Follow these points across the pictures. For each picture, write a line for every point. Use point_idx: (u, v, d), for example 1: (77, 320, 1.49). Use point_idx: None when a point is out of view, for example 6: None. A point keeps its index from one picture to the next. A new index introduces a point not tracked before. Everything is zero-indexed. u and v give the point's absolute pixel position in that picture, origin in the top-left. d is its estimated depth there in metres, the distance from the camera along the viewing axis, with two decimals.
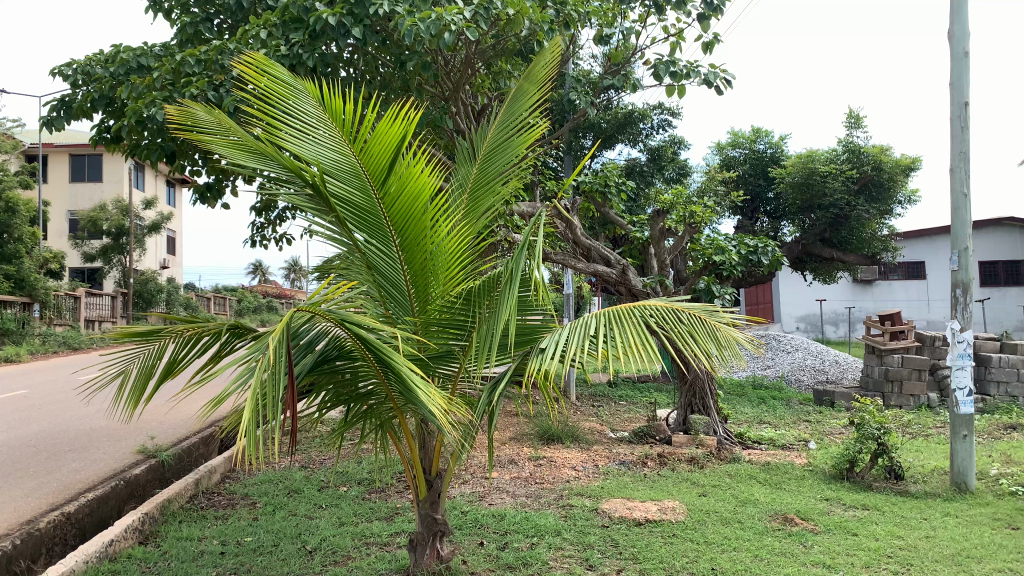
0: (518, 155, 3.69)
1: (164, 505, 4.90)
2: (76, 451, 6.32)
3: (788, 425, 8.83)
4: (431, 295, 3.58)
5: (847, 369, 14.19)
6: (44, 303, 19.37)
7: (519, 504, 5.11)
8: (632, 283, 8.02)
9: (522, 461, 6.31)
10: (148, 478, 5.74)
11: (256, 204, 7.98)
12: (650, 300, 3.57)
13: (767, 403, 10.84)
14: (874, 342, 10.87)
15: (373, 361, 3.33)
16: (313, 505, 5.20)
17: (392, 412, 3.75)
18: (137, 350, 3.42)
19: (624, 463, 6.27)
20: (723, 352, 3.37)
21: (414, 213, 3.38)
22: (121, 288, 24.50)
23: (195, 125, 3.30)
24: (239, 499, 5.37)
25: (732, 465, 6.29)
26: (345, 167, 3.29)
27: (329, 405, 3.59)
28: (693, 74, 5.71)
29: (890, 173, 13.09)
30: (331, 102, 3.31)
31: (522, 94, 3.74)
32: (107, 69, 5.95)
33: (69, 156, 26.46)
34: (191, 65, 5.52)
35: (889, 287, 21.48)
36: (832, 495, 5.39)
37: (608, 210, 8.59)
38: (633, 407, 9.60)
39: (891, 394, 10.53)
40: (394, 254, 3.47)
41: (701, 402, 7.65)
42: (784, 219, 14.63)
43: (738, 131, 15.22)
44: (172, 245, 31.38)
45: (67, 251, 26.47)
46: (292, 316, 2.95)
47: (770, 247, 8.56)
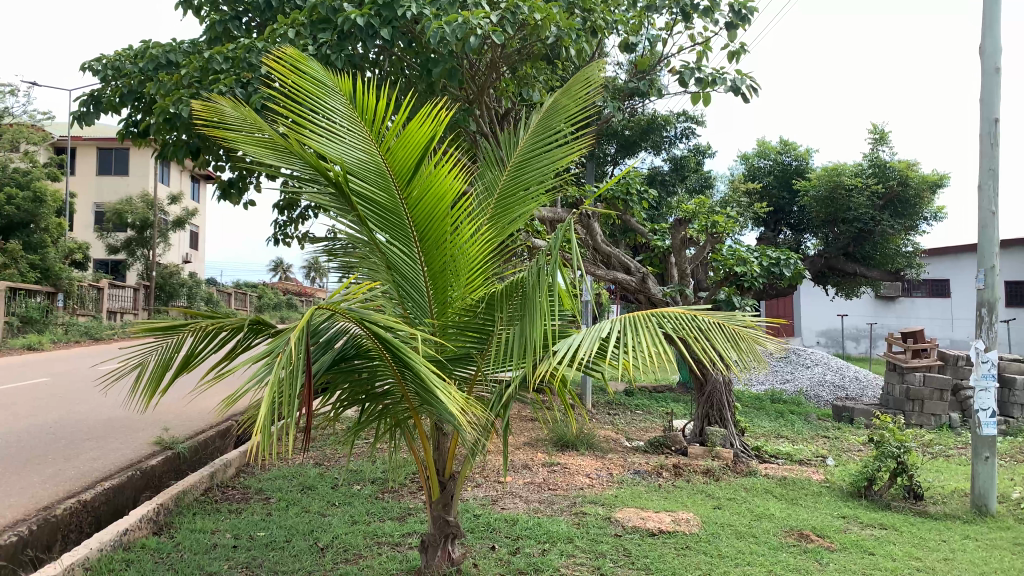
0: (550, 165, 3.71)
1: (179, 497, 4.93)
2: (95, 440, 6.37)
3: (806, 440, 8.73)
4: (450, 298, 3.59)
5: (867, 385, 14.05)
6: (68, 293, 19.58)
7: (531, 509, 5.09)
8: (651, 291, 8.07)
9: (536, 466, 6.27)
10: (163, 469, 5.78)
11: (279, 202, 8.00)
12: (668, 307, 3.54)
13: (784, 417, 10.73)
14: (896, 359, 10.72)
15: (390, 361, 3.33)
16: (326, 502, 5.21)
17: (407, 412, 3.74)
18: (156, 343, 3.45)
19: (638, 473, 6.22)
20: (744, 358, 3.37)
21: (437, 215, 3.38)
22: (144, 280, 24.72)
23: (220, 119, 3.31)
24: (253, 494, 5.39)
25: (748, 478, 6.22)
26: (370, 166, 3.30)
27: (345, 404, 3.60)
28: (720, 82, 5.63)
29: (916, 189, 12.92)
30: (363, 102, 3.33)
31: (560, 107, 3.81)
32: (136, 64, 5.95)
33: (97, 149, 26.79)
34: (219, 61, 5.55)
35: (912, 304, 21.33)
36: (849, 513, 5.31)
37: (629, 218, 8.56)
38: (649, 417, 9.52)
39: (911, 413, 10.38)
40: (414, 255, 3.48)
41: (718, 414, 7.56)
42: (808, 233, 14.47)
43: (764, 142, 15.02)
44: (195, 239, 31.64)
45: (92, 243, 26.76)
46: (312, 313, 2.92)
47: (792, 260, 8.45)
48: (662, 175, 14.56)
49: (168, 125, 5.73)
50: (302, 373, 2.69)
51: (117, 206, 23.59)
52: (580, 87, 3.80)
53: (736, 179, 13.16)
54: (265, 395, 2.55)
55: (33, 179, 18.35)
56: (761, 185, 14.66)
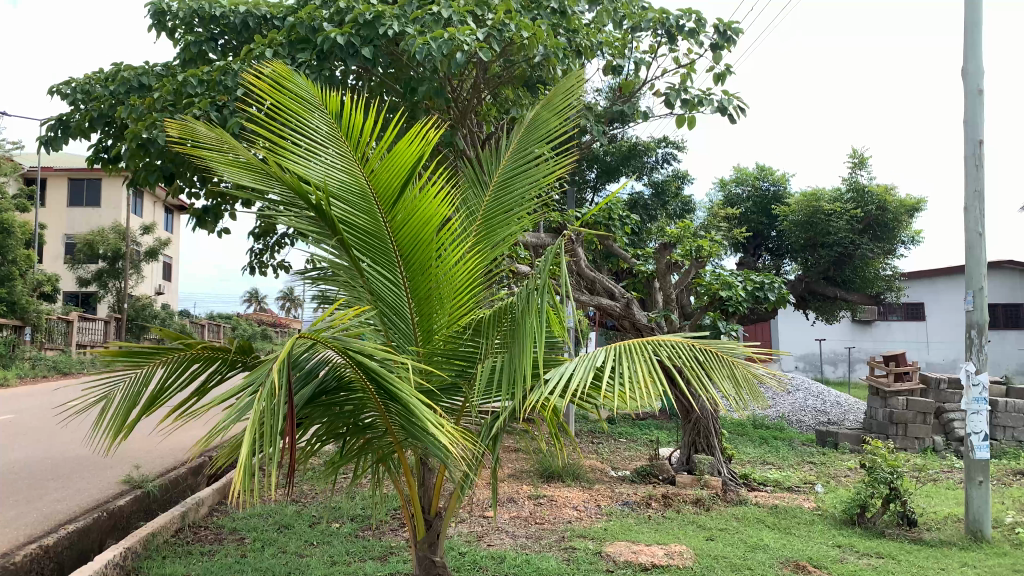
0: (535, 185, 3.62)
1: (148, 539, 4.69)
2: (60, 480, 6.09)
3: (793, 466, 8.63)
4: (435, 325, 3.45)
5: (849, 410, 14.01)
6: (36, 326, 19.12)
7: (519, 545, 4.91)
8: (636, 316, 8.05)
9: (522, 499, 6.08)
10: (132, 510, 5.53)
11: (254, 230, 7.80)
12: (664, 336, 3.43)
13: (769, 443, 10.63)
14: (878, 382, 10.68)
15: (374, 392, 3.17)
16: (304, 542, 5.00)
17: (392, 446, 3.58)
18: (124, 375, 3.34)
19: (627, 504, 6.05)
20: (741, 393, 3.25)
21: (422, 239, 3.25)
22: (115, 313, 24.25)
23: (195, 139, 3.17)
24: (226, 534, 5.16)
25: (739, 507, 6.07)
26: (352, 188, 3.18)
27: (324, 438, 3.43)
28: (707, 102, 5.56)
29: (894, 213, 13.03)
30: (345, 119, 3.21)
31: (544, 123, 3.72)
32: (107, 87, 5.70)
33: (68, 180, 26.40)
34: (194, 84, 5.30)
35: (888, 328, 21.47)
36: (845, 542, 5.18)
37: (612, 243, 8.49)
38: (633, 446, 9.37)
39: (895, 437, 10.32)
40: (399, 280, 3.35)
41: (705, 442, 7.43)
42: (787, 257, 14.51)
43: (742, 167, 15.06)
44: (168, 270, 31.16)
45: (62, 274, 26.23)
46: (294, 343, 2.75)
47: (776, 284, 8.37)
48: (643, 200, 14.54)
49: (142, 150, 5.49)
50: (283, 406, 2.53)
51: (88, 236, 23.17)
52: (560, 102, 3.75)
53: (716, 204, 13.15)
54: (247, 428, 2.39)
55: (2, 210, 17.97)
56: (740, 211, 14.67)
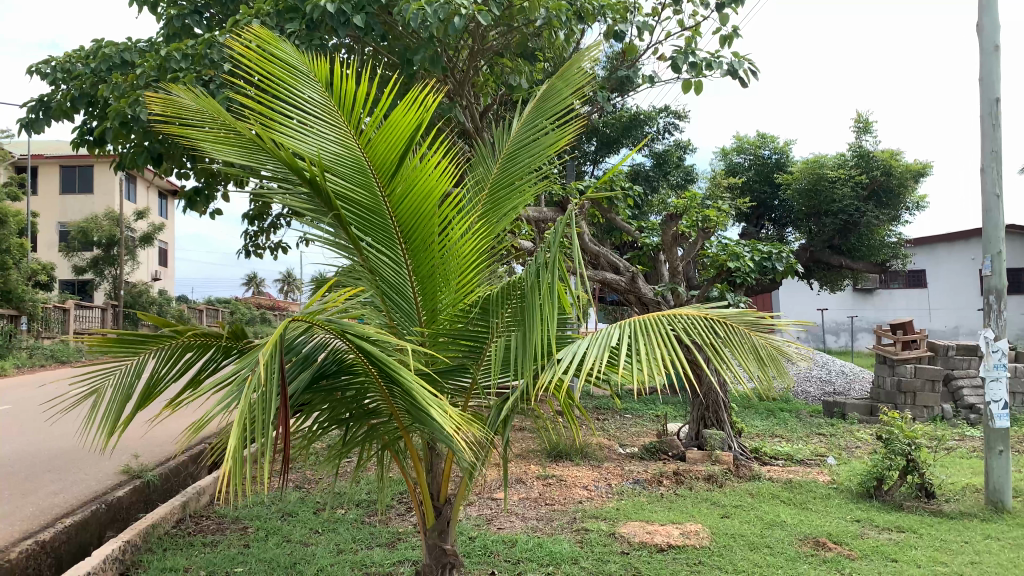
0: (542, 157, 3.44)
1: (149, 532, 4.55)
2: (57, 472, 5.95)
3: (803, 438, 8.52)
4: (440, 304, 3.29)
5: (854, 380, 13.90)
6: (32, 315, 18.96)
7: (530, 528, 4.77)
8: (641, 291, 7.88)
9: (531, 480, 5.94)
10: (131, 500, 5.39)
11: (248, 212, 7.59)
12: (683, 310, 3.28)
13: (777, 415, 10.52)
14: (886, 352, 10.56)
15: (377, 376, 3.01)
16: (309, 530, 4.86)
17: (398, 431, 3.41)
18: (113, 366, 3.20)
19: (638, 482, 5.91)
20: (766, 372, 3.10)
21: (424, 213, 3.07)
22: (112, 299, 24.03)
23: (180, 114, 3.00)
24: (229, 524, 5.01)
25: (753, 483, 5.94)
26: (348, 161, 3.00)
27: (327, 424, 3.25)
28: (716, 65, 5.35)
29: (900, 178, 12.83)
30: (337, 89, 3.03)
31: (555, 92, 3.54)
32: (87, 64, 5.44)
33: (60, 167, 26.11)
34: (178, 59, 5.05)
35: (890, 296, 21.36)
36: (863, 516, 5.06)
37: (614, 216, 8.31)
38: (640, 421, 9.24)
39: (904, 405, 10.19)
40: (401, 259, 3.18)
41: (715, 416, 7.29)
42: (790, 227, 14.31)
43: (744, 136, 14.84)
44: (163, 256, 30.94)
45: (57, 262, 26.00)
46: (289, 326, 2.60)
47: (784, 254, 8.13)
48: (644, 172, 14.32)
49: (126, 129, 5.23)
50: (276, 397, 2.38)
51: (82, 223, 22.93)
52: (576, 73, 3.54)
53: (719, 173, 12.96)
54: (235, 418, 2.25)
55: None
56: (742, 180, 14.48)
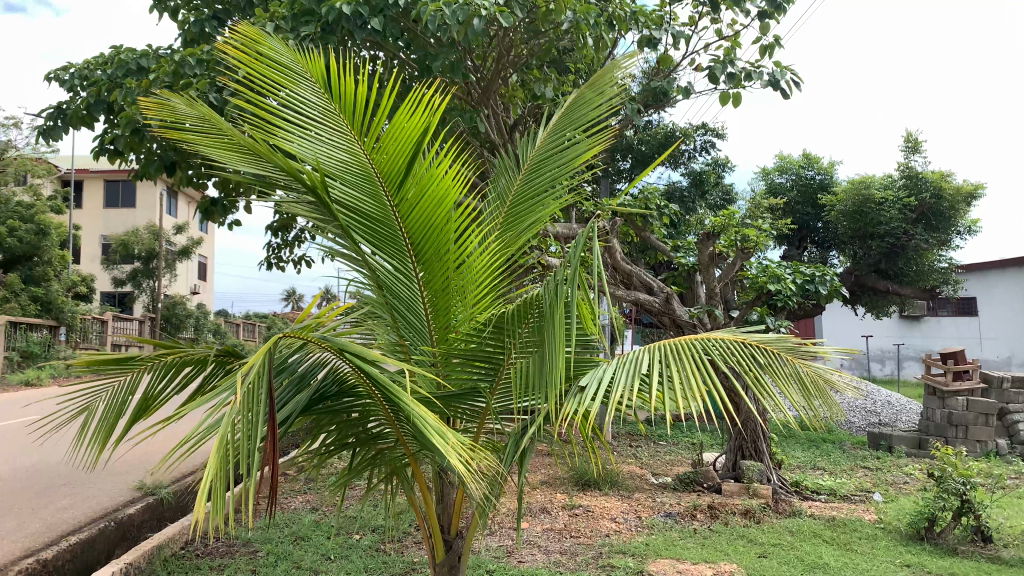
0: (568, 167, 3.19)
1: (154, 553, 4.36)
2: (70, 487, 5.80)
3: (846, 471, 8.09)
4: (454, 321, 3.05)
5: (901, 411, 13.34)
6: (71, 327, 18.88)
7: (552, 562, 4.48)
8: (677, 313, 7.60)
9: (556, 510, 5.65)
10: (142, 519, 5.21)
11: (273, 224, 7.45)
12: (716, 332, 3.00)
13: (819, 446, 10.06)
14: (935, 382, 10.09)
15: (381, 399, 2.78)
16: (320, 556, 4.63)
17: (406, 458, 3.18)
18: (106, 382, 3.01)
19: (670, 515, 5.59)
20: (811, 402, 2.84)
21: (435, 223, 2.84)
22: (150, 312, 24.25)
23: (174, 118, 2.81)
24: (239, 547, 4.80)
25: (792, 519, 5.58)
26: (353, 168, 2.79)
27: (332, 448, 3.04)
28: (757, 75, 5.07)
29: (950, 201, 12.37)
30: (337, 89, 2.79)
31: (586, 101, 3.30)
32: (105, 70, 5.36)
33: (104, 181, 26.60)
34: (192, 65, 4.91)
35: (938, 324, 20.70)
36: (913, 560, 4.68)
37: (649, 234, 8.05)
38: (675, 449, 8.88)
39: (955, 439, 9.69)
40: (412, 273, 2.95)
41: (753, 447, 6.92)
42: (834, 250, 13.87)
43: (786, 156, 14.50)
44: (203, 271, 31.32)
45: (99, 275, 26.41)
46: (277, 342, 2.41)
47: (829, 276, 7.76)
48: (681, 191, 14.02)
49: (138, 137, 5.11)
50: (261, 422, 2.22)
51: (123, 236, 23.21)
52: (606, 80, 3.28)
53: (759, 193, 12.63)
54: (213, 451, 2.11)
55: (36, 211, 18.39)
56: (784, 200, 14.12)
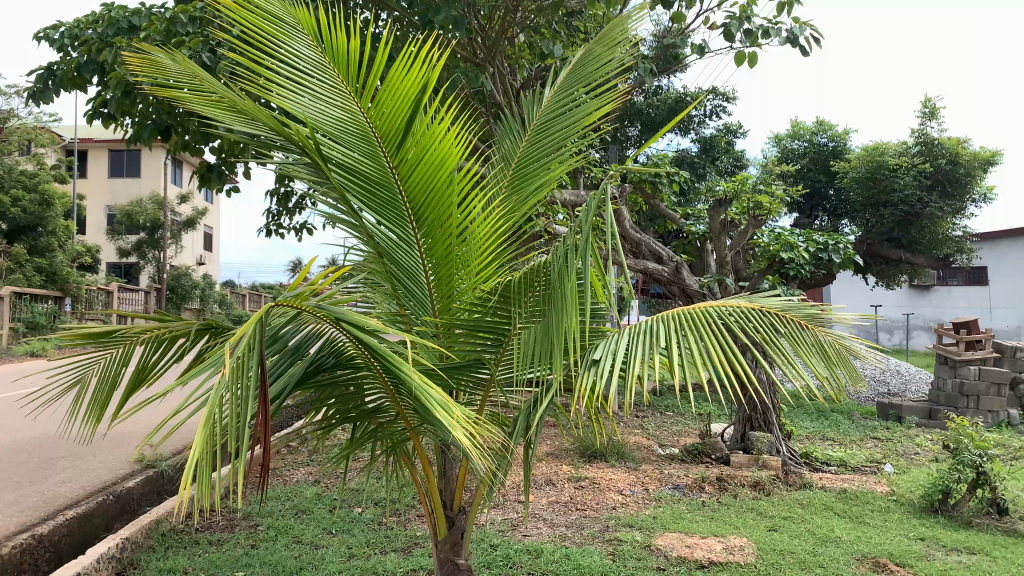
0: (576, 127, 3.03)
1: (153, 527, 4.28)
2: (70, 460, 5.73)
3: (856, 442, 7.99)
4: (457, 290, 2.92)
5: (910, 381, 13.22)
6: (77, 297, 18.98)
7: (558, 536, 4.39)
8: (687, 283, 7.58)
9: (562, 482, 5.56)
10: (142, 492, 5.14)
11: (273, 191, 7.30)
12: (730, 300, 2.89)
13: (828, 417, 9.96)
14: (947, 352, 9.95)
15: (380, 370, 2.66)
16: (322, 530, 4.55)
17: (406, 432, 3.07)
18: (97, 354, 2.89)
19: (679, 488, 5.49)
20: (835, 372, 2.68)
21: (436, 186, 2.70)
22: (156, 282, 24.20)
23: (160, 74, 2.66)
24: (240, 520, 4.72)
25: (804, 492, 5.47)
26: (350, 127, 2.64)
27: (329, 422, 2.92)
28: (774, 32, 4.87)
29: (966, 167, 12.14)
30: (331, 41, 2.63)
31: (594, 57, 3.14)
32: (95, 30, 5.18)
33: (108, 151, 26.45)
34: (185, 24, 4.80)
35: (948, 293, 20.53)
36: (928, 534, 4.57)
37: (659, 202, 7.89)
38: (682, 420, 8.78)
39: (966, 410, 9.56)
40: (413, 240, 2.82)
41: (762, 418, 6.80)
42: (846, 218, 13.68)
43: (798, 122, 14.27)
44: (208, 241, 31.25)
45: (104, 245, 26.35)
46: (269, 310, 2.27)
47: (842, 244, 7.58)
48: (691, 157, 13.81)
49: (128, 98, 4.95)
50: (251, 398, 2.08)
51: (127, 207, 23.13)
52: (614, 35, 3.12)
53: (770, 159, 12.42)
54: (199, 429, 1.98)
55: (40, 181, 18.23)
56: (796, 168, 13.91)
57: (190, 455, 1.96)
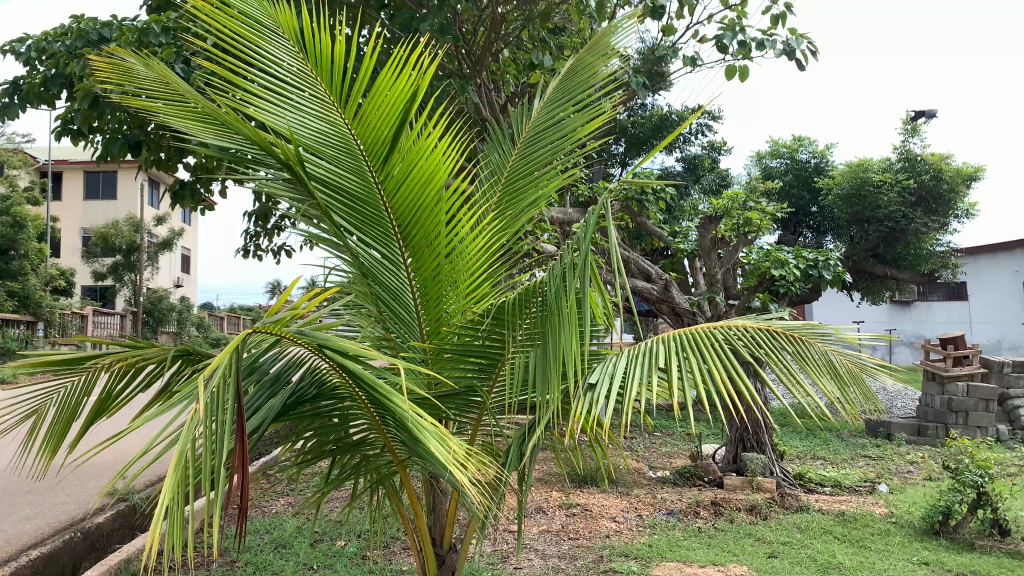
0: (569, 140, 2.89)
1: (123, 566, 4.05)
2: (36, 495, 5.46)
3: (848, 462, 7.87)
4: (446, 312, 2.76)
5: (896, 398, 13.16)
6: (50, 322, 18.58)
7: (550, 568, 4.20)
8: (675, 301, 7.49)
9: (553, 509, 5.37)
10: (112, 527, 4.90)
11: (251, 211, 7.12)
12: (735, 320, 2.75)
13: (817, 435, 9.85)
14: (935, 368, 9.90)
15: (365, 401, 2.49)
16: (302, 565, 4.33)
17: (392, 465, 2.89)
18: (57, 382, 2.69)
19: (672, 514, 5.33)
20: (848, 392, 2.53)
21: (424, 203, 2.54)
22: (132, 305, 23.80)
23: (130, 82, 2.49)
24: (215, 558, 4.50)
25: (800, 516, 5.32)
26: (332, 139, 2.47)
27: (310, 457, 2.74)
28: (769, 43, 4.79)
29: (949, 182, 12.18)
30: (313, 48, 2.48)
31: (587, 66, 3.01)
32: (63, 42, 5.00)
33: (84, 173, 26.10)
34: (157, 33, 4.67)
35: (929, 309, 20.61)
36: (932, 558, 4.43)
37: (645, 220, 7.79)
38: (672, 442, 8.63)
39: (955, 426, 9.49)
40: (400, 260, 2.65)
41: (755, 439, 6.67)
42: (829, 234, 13.67)
43: (780, 139, 14.32)
44: (186, 263, 30.86)
45: (79, 268, 25.91)
46: (246, 337, 2.09)
47: (832, 261, 7.47)
48: (675, 175, 13.77)
49: (96, 111, 4.76)
50: (229, 432, 1.90)
51: (103, 229, 22.78)
52: (605, 44, 2.98)
53: (754, 176, 12.40)
54: (171, 467, 1.79)
55: (12, 204, 17.83)
56: (780, 185, 13.92)
57: (162, 496, 1.76)
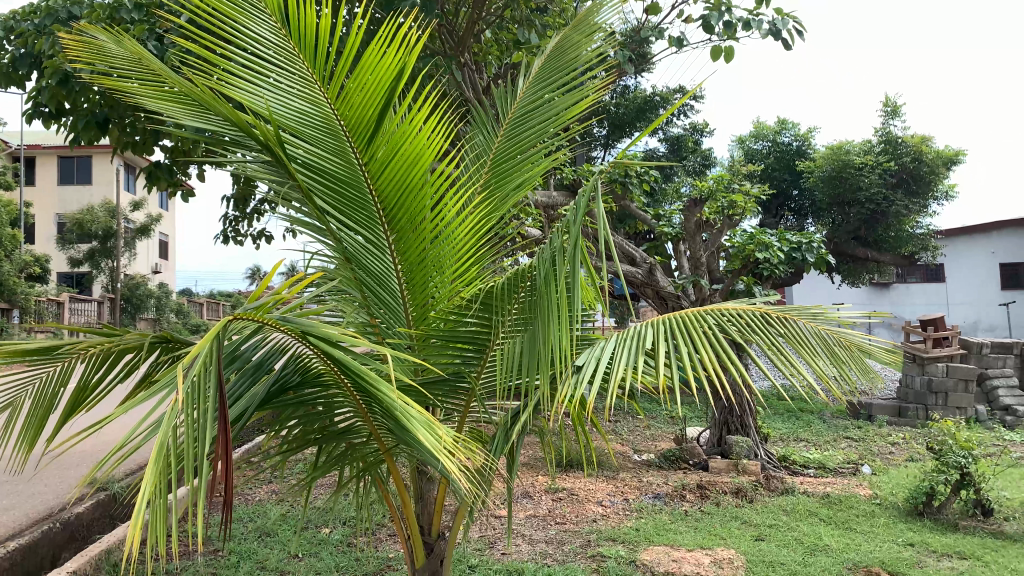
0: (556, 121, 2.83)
1: (104, 558, 3.97)
2: (13, 486, 5.36)
3: (830, 443, 7.91)
4: (431, 297, 2.70)
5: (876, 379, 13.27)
6: (25, 309, 18.29)
7: (538, 554, 4.17)
8: (659, 284, 7.46)
9: (539, 494, 5.35)
10: (92, 518, 4.81)
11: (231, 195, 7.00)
12: (727, 303, 2.71)
13: (799, 417, 9.90)
14: (916, 349, 9.97)
15: (351, 388, 2.43)
16: (287, 553, 4.27)
17: (379, 454, 2.83)
18: (33, 372, 2.60)
19: (658, 497, 5.33)
20: (843, 369, 2.49)
21: (409, 185, 2.47)
22: (109, 292, 23.50)
23: (104, 61, 2.40)
24: (198, 547, 4.44)
25: (786, 498, 5.33)
26: (314, 119, 2.39)
27: (294, 446, 2.68)
28: (756, 22, 4.74)
29: (929, 165, 12.23)
30: (294, 24, 2.40)
31: (573, 45, 2.94)
32: (31, 20, 4.84)
33: (58, 157, 25.66)
34: (129, 10, 4.54)
35: (907, 291, 20.79)
36: (917, 539, 4.45)
37: (629, 203, 7.75)
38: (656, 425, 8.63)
39: (935, 406, 9.57)
40: (384, 244, 2.59)
41: (739, 422, 6.68)
42: (811, 217, 13.71)
43: (762, 122, 14.33)
44: (164, 249, 30.50)
45: (54, 254, 25.52)
46: (227, 324, 2.02)
47: (816, 244, 7.47)
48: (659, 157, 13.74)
49: (65, 90, 4.62)
50: (211, 420, 1.83)
51: (78, 215, 22.44)
52: (591, 23, 2.93)
53: (736, 159, 12.39)
54: (151, 455, 1.73)
55: None
56: (762, 168, 13.94)
57: (142, 485, 1.70)
